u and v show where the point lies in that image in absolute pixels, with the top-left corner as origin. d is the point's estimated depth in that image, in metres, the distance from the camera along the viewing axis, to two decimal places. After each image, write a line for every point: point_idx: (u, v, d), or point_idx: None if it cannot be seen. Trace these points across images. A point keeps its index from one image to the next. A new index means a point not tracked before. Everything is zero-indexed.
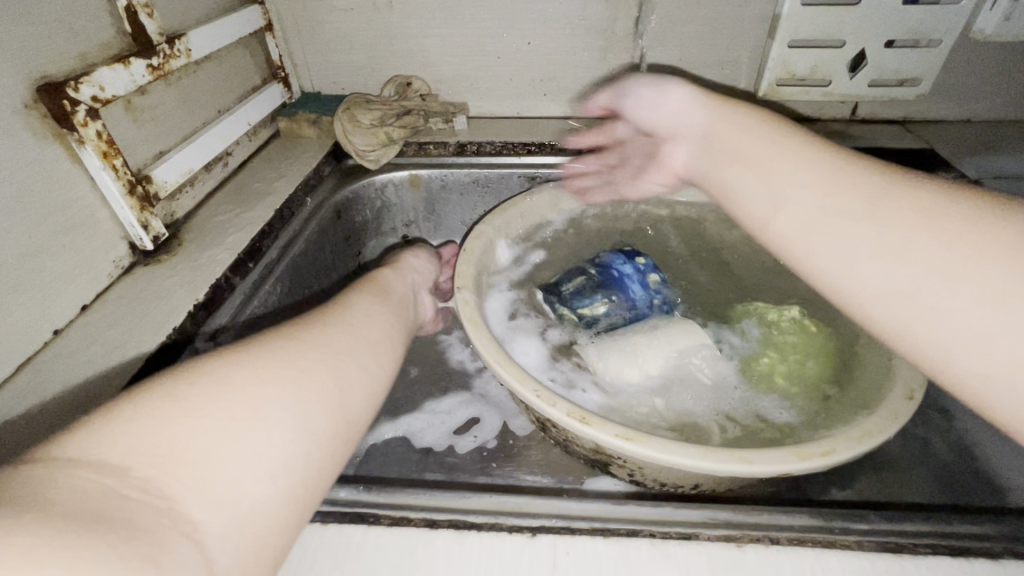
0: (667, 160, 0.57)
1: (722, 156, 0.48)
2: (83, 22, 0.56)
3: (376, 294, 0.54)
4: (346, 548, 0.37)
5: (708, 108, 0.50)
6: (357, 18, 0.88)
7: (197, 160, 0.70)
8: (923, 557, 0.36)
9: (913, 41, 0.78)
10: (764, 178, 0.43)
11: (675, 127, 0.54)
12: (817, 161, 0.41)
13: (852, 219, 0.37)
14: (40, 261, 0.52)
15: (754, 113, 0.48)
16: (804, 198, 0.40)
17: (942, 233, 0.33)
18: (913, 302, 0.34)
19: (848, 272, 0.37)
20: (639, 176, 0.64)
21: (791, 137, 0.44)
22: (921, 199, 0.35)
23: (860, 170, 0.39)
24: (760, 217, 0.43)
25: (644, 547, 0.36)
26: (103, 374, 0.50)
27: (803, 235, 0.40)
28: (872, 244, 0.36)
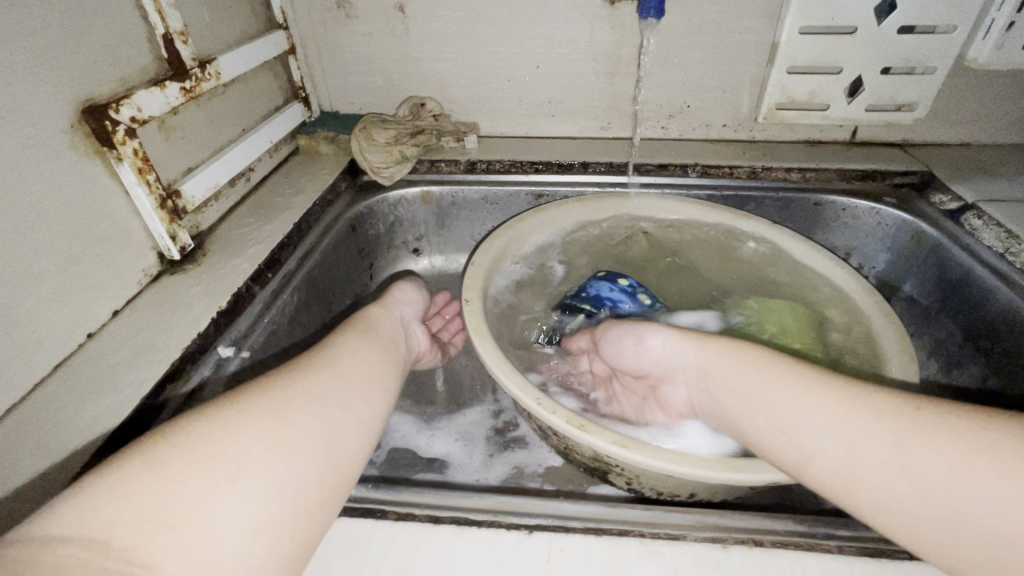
0: (666, 400, 0.53)
1: (734, 409, 0.46)
2: (125, 50, 0.61)
3: (367, 334, 0.57)
4: (358, 540, 0.40)
5: (694, 345, 0.50)
6: (374, 42, 0.93)
7: (222, 175, 0.75)
8: (901, 561, 0.37)
9: (909, 68, 0.81)
10: (782, 427, 0.42)
11: (667, 371, 0.52)
12: (831, 401, 0.41)
13: (892, 462, 0.37)
14: (78, 267, 0.56)
15: (739, 354, 0.47)
16: (831, 445, 0.39)
17: (968, 461, 0.35)
18: (963, 536, 0.34)
19: (917, 520, 0.35)
20: (637, 411, 0.57)
21: (790, 373, 0.44)
22: (926, 431, 0.37)
23: (842, 408, 0.40)
24: (791, 460, 0.41)
25: (634, 546, 0.38)
26: (132, 374, 0.54)
27: (847, 482, 0.38)
28: (948, 483, 0.35)
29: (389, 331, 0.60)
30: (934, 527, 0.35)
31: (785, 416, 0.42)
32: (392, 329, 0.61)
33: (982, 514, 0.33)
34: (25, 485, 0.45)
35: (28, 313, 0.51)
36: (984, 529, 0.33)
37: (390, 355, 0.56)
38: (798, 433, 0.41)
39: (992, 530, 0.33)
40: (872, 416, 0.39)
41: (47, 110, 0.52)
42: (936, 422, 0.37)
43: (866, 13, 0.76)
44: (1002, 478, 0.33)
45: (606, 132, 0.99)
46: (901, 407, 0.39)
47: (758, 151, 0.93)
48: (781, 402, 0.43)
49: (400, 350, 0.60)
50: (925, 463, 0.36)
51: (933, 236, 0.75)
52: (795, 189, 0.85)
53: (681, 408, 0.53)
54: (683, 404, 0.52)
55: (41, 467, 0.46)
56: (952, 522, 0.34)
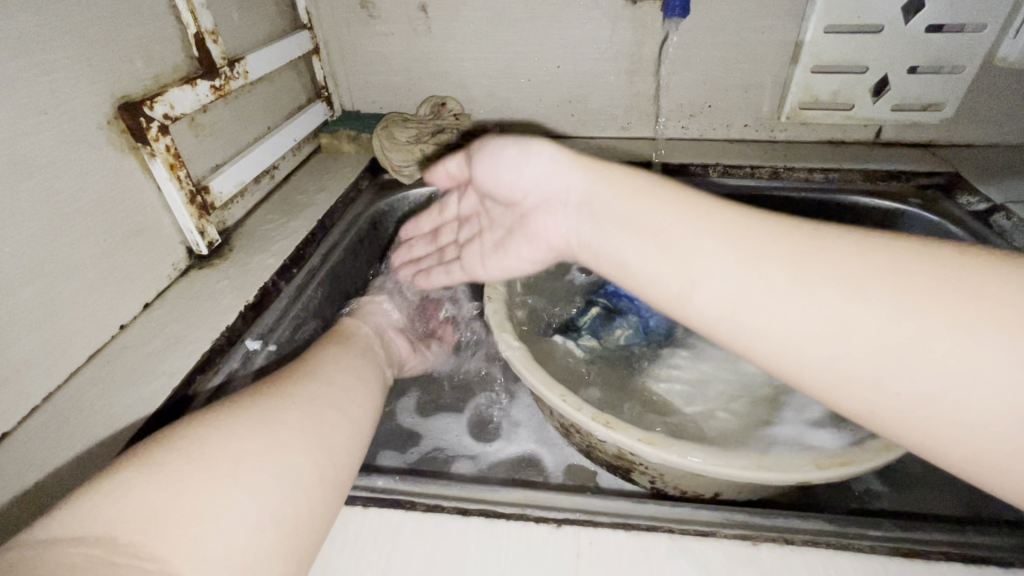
0: (540, 232, 0.45)
1: (607, 224, 0.39)
2: (158, 49, 0.62)
3: (352, 343, 0.56)
4: (388, 530, 0.40)
5: (581, 167, 0.41)
6: (397, 42, 0.94)
7: (248, 172, 0.76)
8: (936, 562, 0.37)
9: (936, 67, 0.80)
10: (669, 253, 0.36)
11: (545, 195, 0.43)
12: (724, 226, 0.35)
13: (795, 291, 0.31)
14: (113, 260, 0.58)
15: (634, 173, 0.40)
16: (721, 268, 0.34)
17: (877, 274, 0.30)
18: (861, 358, 0.29)
19: (814, 345, 0.31)
20: (495, 254, 0.52)
21: (683, 198, 0.37)
22: (831, 246, 0.32)
23: (736, 229, 0.35)
24: (675, 292, 0.36)
25: (663, 541, 0.38)
26: (164, 365, 0.55)
27: (734, 308, 0.33)
28: (854, 302, 0.30)
29: (371, 340, 0.60)
30: (832, 349, 0.30)
31: (675, 245, 0.36)
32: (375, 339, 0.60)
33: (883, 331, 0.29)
34: (60, 468, 0.46)
35: (66, 303, 0.53)
36: (916, 359, 0.28)
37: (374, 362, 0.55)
38: (688, 258, 0.35)
39: (897, 349, 0.28)
40: (770, 236, 0.34)
41: (86, 106, 0.53)
42: (843, 239, 0.32)
43: (892, 11, 0.75)
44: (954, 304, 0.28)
45: (626, 132, 0.98)
46: (806, 227, 0.34)
47: (780, 151, 0.92)
48: (669, 230, 0.36)
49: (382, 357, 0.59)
50: (827, 279, 0.31)
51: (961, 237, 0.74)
52: (819, 189, 0.84)
53: (552, 242, 0.45)
54: (559, 240, 0.44)
55: (78, 452, 0.47)
56: (883, 375, 0.29)
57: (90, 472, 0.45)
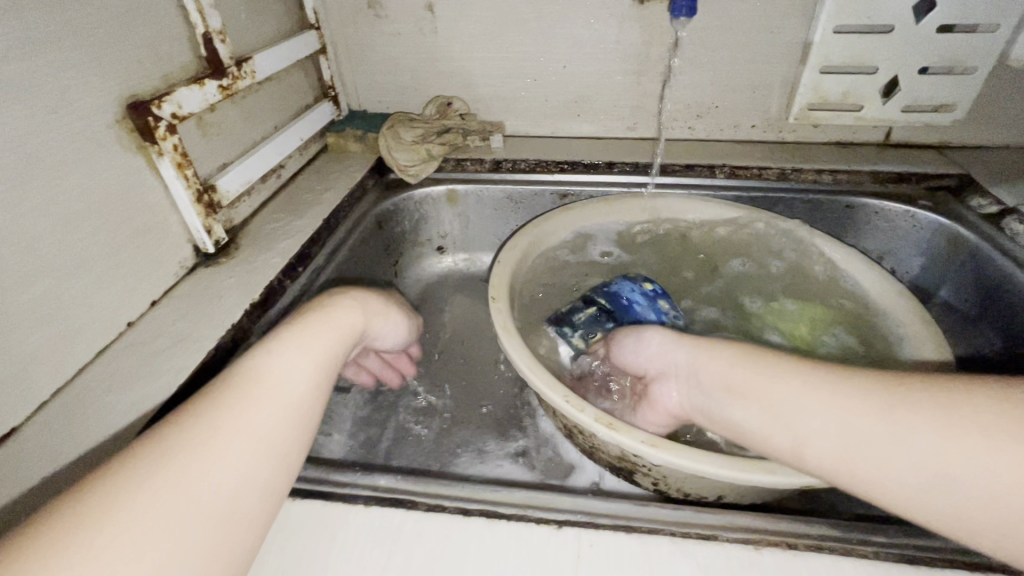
0: (654, 399, 0.49)
1: (720, 397, 0.42)
2: (167, 48, 0.63)
3: (309, 332, 0.45)
4: (389, 528, 0.40)
5: (687, 344, 0.47)
6: (404, 42, 0.94)
7: (255, 171, 0.76)
8: (942, 569, 0.36)
9: (947, 68, 0.79)
10: (775, 413, 0.38)
11: (659, 368, 0.48)
12: (829, 388, 0.37)
13: (921, 455, 0.32)
14: (120, 257, 0.58)
15: (736, 346, 0.44)
16: (827, 426, 0.36)
17: (981, 429, 0.31)
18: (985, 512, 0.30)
19: (929, 497, 0.32)
20: (632, 413, 0.53)
21: (786, 368, 0.40)
22: (923, 400, 0.33)
23: (831, 385, 0.37)
24: (789, 450, 0.38)
25: (665, 544, 0.38)
26: (170, 362, 0.55)
27: (848, 463, 0.34)
28: (968, 459, 0.30)
29: (342, 324, 0.48)
30: (986, 516, 0.30)
31: (783, 407, 0.38)
32: (343, 320, 0.48)
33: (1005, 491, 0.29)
34: (65, 463, 0.46)
35: (75, 300, 0.53)
36: None
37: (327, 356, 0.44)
38: (793, 417, 0.37)
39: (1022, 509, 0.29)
40: (880, 395, 0.35)
41: (96, 104, 0.54)
42: (936, 394, 0.33)
43: (902, 11, 0.74)
44: None
45: (633, 133, 0.98)
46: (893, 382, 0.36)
47: (787, 152, 0.91)
48: (779, 394, 0.39)
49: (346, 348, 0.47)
50: (933, 443, 0.32)
51: (972, 239, 0.73)
52: (827, 190, 0.83)
53: (669, 409, 0.48)
54: (674, 406, 0.47)
55: (83, 449, 0.47)
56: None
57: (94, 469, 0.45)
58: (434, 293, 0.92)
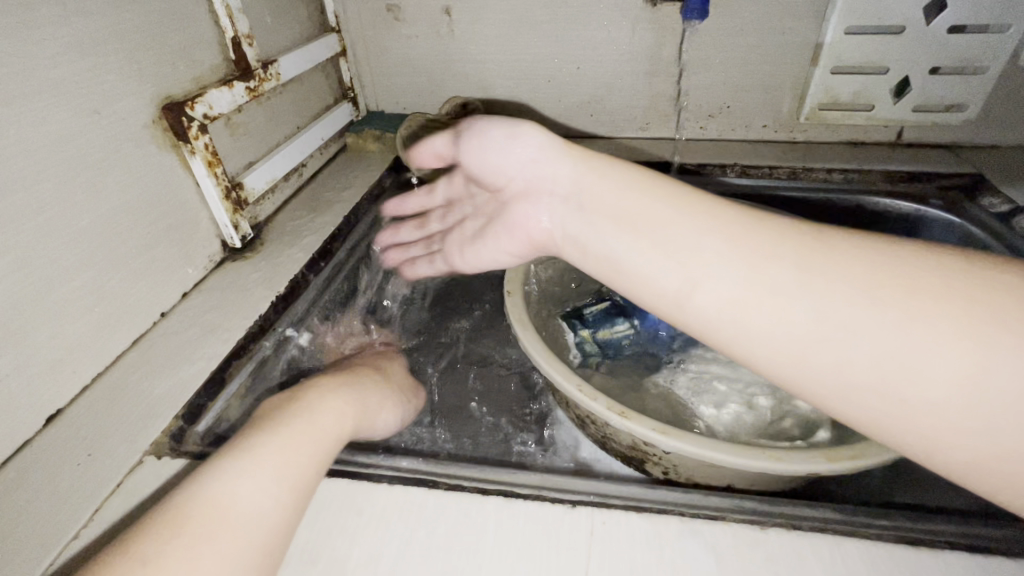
0: (519, 223, 0.47)
1: (605, 223, 0.41)
2: (199, 52, 0.66)
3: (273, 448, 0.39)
4: (411, 506, 0.42)
5: (573, 159, 0.44)
6: (421, 44, 0.97)
7: (278, 170, 0.79)
8: (941, 551, 0.38)
9: (958, 68, 0.80)
10: (671, 254, 0.38)
11: (530, 184, 0.45)
12: (732, 234, 0.37)
13: (814, 313, 0.33)
14: (154, 251, 0.61)
15: (629, 173, 0.43)
16: (721, 270, 0.36)
17: (871, 279, 0.33)
18: (851, 363, 0.32)
19: (807, 347, 0.33)
20: (474, 245, 0.52)
21: (693, 209, 0.39)
22: (824, 251, 0.35)
23: (737, 232, 0.37)
24: (673, 295, 0.38)
25: (674, 524, 0.40)
26: (201, 351, 0.58)
27: (731, 309, 0.35)
28: (849, 309, 0.32)
29: (311, 436, 0.42)
30: (851, 372, 0.32)
31: (682, 249, 0.38)
32: (315, 430, 0.42)
33: (872, 339, 0.31)
34: (107, 442, 0.49)
35: (114, 290, 0.56)
36: (915, 377, 0.30)
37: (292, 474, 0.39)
38: (688, 258, 0.37)
39: (898, 359, 0.31)
40: (781, 240, 0.36)
41: (134, 106, 0.57)
42: (845, 242, 0.35)
43: (912, 12, 0.75)
44: (973, 328, 0.29)
45: (645, 132, 1.00)
46: (799, 232, 0.37)
47: (799, 151, 0.92)
48: (679, 236, 0.38)
49: (320, 461, 0.41)
50: (829, 289, 0.33)
51: (982, 238, 0.74)
52: (838, 189, 0.84)
53: (534, 236, 0.46)
54: (544, 231, 0.45)
55: (123, 429, 0.50)
56: (891, 393, 0.31)
57: (133, 450, 0.48)
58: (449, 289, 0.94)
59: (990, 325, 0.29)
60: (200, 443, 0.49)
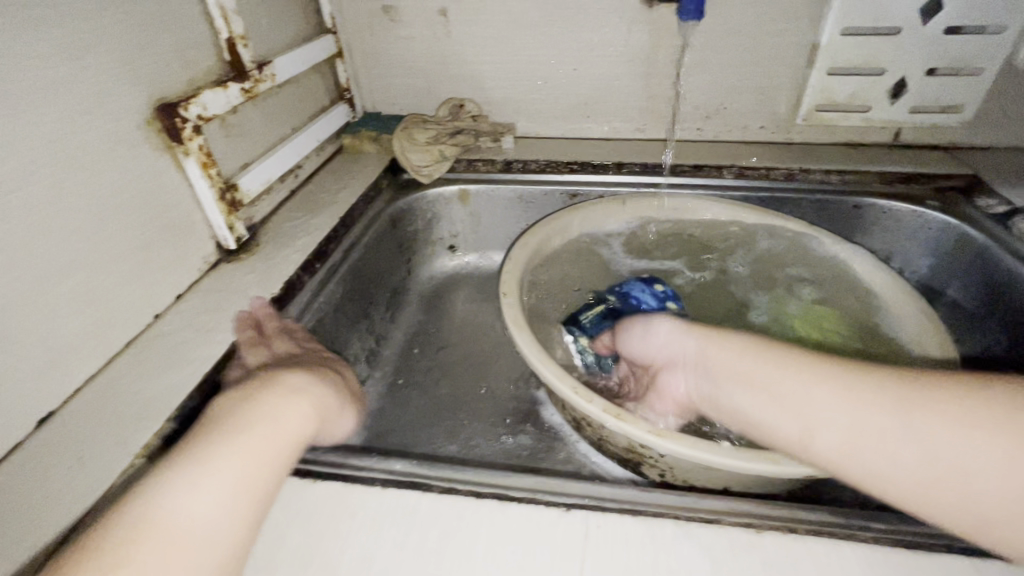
0: (663, 390, 0.53)
1: (728, 382, 0.46)
2: (194, 53, 0.65)
3: (227, 457, 0.38)
4: (405, 509, 0.42)
5: (695, 334, 0.51)
6: (418, 45, 0.96)
7: (274, 171, 0.79)
8: (940, 554, 0.38)
9: (955, 69, 0.80)
10: (789, 406, 0.42)
11: (670, 359, 0.52)
12: (836, 383, 0.41)
13: (919, 452, 0.36)
14: (147, 252, 0.61)
15: (745, 338, 0.48)
16: (834, 419, 0.39)
17: (970, 420, 0.35)
18: (978, 492, 0.34)
19: (927, 487, 0.35)
20: (652, 413, 0.57)
21: (799, 363, 0.43)
22: (922, 393, 0.38)
23: (840, 381, 0.41)
24: (796, 438, 0.41)
25: (669, 527, 0.40)
26: (195, 353, 0.58)
27: (850, 455, 0.38)
28: (954, 446, 0.35)
29: (273, 437, 0.41)
30: (971, 501, 0.34)
31: (793, 399, 0.42)
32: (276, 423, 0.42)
33: (987, 478, 0.34)
34: (97, 446, 0.48)
35: (107, 292, 0.56)
36: None
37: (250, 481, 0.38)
38: (803, 410, 0.41)
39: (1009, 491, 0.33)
40: (875, 383, 0.40)
41: (126, 106, 0.57)
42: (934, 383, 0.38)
43: (909, 14, 0.75)
44: None
45: (642, 134, 0.99)
46: (892, 377, 0.40)
47: (796, 154, 0.92)
48: (786, 387, 0.42)
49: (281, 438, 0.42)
50: (929, 429, 0.36)
51: (979, 239, 0.73)
52: (835, 190, 0.84)
53: (680, 399, 0.52)
54: (683, 396, 0.51)
55: (114, 432, 0.50)
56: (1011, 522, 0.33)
57: (124, 453, 0.47)
58: (445, 291, 0.94)
59: None
60: None
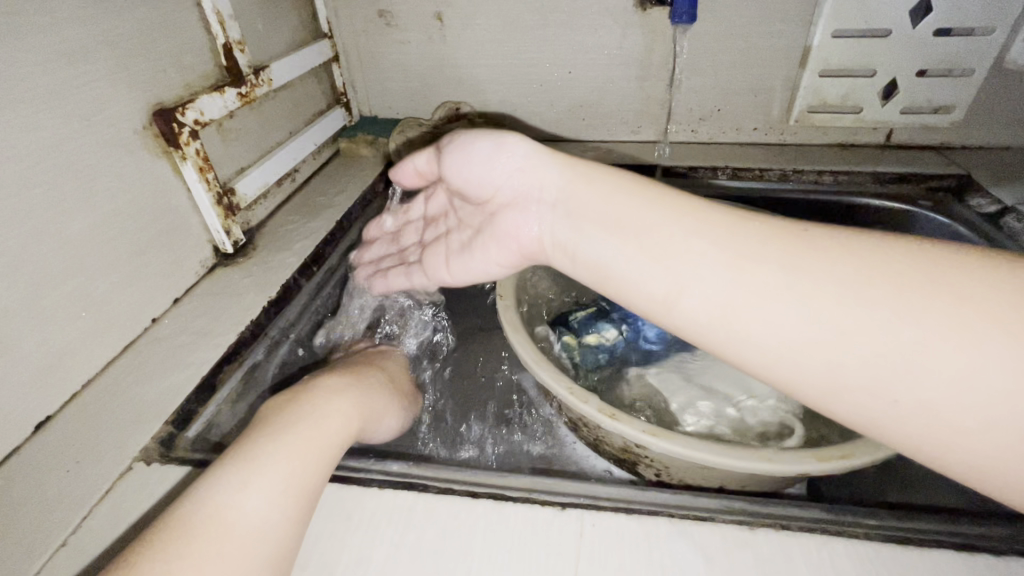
0: (508, 231, 0.46)
1: (589, 226, 0.42)
2: (191, 59, 0.66)
3: (280, 454, 0.39)
4: (401, 510, 0.42)
5: (558, 164, 0.44)
6: (414, 50, 0.97)
7: (270, 175, 0.79)
8: (928, 549, 0.38)
9: (946, 70, 0.81)
10: (659, 258, 0.38)
11: (519, 190, 0.45)
12: (715, 237, 0.37)
13: (808, 312, 0.32)
14: (145, 257, 0.61)
15: (606, 172, 0.44)
16: (706, 272, 0.36)
17: (857, 273, 0.32)
18: (857, 358, 0.31)
19: (805, 351, 0.32)
20: (460, 254, 0.52)
21: (668, 208, 0.39)
22: (812, 248, 0.34)
23: (727, 234, 0.37)
24: (662, 298, 0.38)
25: (663, 525, 0.40)
26: (192, 356, 0.58)
27: (728, 316, 0.35)
28: (842, 309, 0.31)
29: (319, 439, 0.42)
30: (853, 370, 0.31)
31: (665, 252, 0.38)
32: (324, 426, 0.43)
33: (868, 338, 0.31)
34: (95, 449, 0.49)
35: (105, 296, 0.56)
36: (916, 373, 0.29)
37: (302, 481, 0.39)
38: (677, 265, 0.37)
39: (894, 356, 0.30)
40: (759, 237, 0.36)
41: (123, 111, 0.57)
42: (831, 242, 0.34)
43: (899, 16, 0.76)
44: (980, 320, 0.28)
45: (637, 135, 1.00)
46: (783, 233, 0.36)
47: (789, 155, 0.93)
48: (659, 238, 0.38)
49: (330, 434, 0.43)
50: (815, 287, 0.33)
51: (970, 238, 0.74)
52: (828, 191, 0.84)
53: (525, 245, 0.46)
54: (532, 241, 0.46)
55: (111, 435, 0.50)
56: (888, 393, 0.30)
57: (122, 456, 0.48)
58: None
59: (983, 314, 0.28)
60: (189, 449, 0.48)
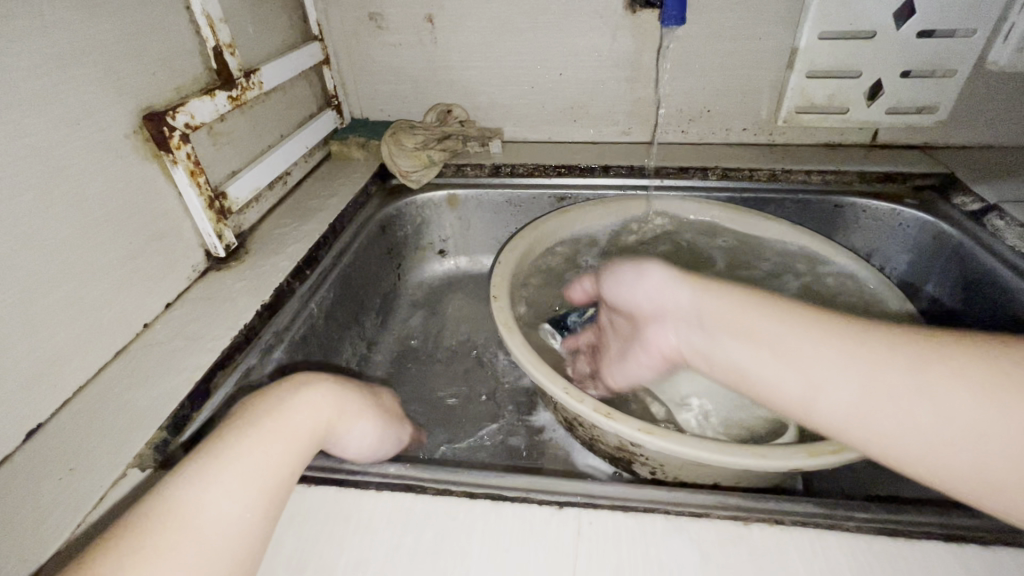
0: (647, 342, 0.51)
1: (722, 334, 0.44)
2: (180, 63, 0.65)
3: (250, 450, 0.39)
4: (399, 512, 0.42)
5: (693, 287, 0.48)
6: (404, 52, 0.97)
7: (262, 178, 0.79)
8: (919, 540, 0.39)
9: (929, 71, 0.82)
10: (794, 364, 0.40)
11: (658, 308, 0.50)
12: (843, 342, 0.39)
13: (945, 414, 0.34)
14: (136, 262, 0.60)
15: (736, 288, 0.47)
16: (842, 373, 0.38)
17: (995, 375, 0.33)
18: (996, 457, 0.32)
19: (938, 448, 0.34)
20: (620, 361, 0.55)
21: (802, 318, 0.42)
22: (940, 349, 0.36)
23: (851, 336, 0.39)
24: (798, 399, 0.39)
25: (659, 521, 0.41)
26: (185, 361, 0.57)
27: (862, 415, 0.36)
28: (979, 410, 0.33)
29: (290, 438, 0.42)
30: (999, 471, 0.32)
31: (794, 355, 0.40)
32: (296, 424, 0.43)
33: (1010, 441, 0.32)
34: (87, 457, 0.48)
35: (95, 302, 0.56)
36: None
37: (269, 483, 0.39)
38: (805, 366, 0.39)
39: None
40: (887, 338, 0.38)
41: (112, 115, 0.56)
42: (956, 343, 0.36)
43: (883, 18, 0.77)
44: None
45: (627, 137, 1.01)
46: (909, 335, 0.38)
47: (777, 155, 0.94)
48: (789, 343, 0.40)
49: (301, 431, 0.43)
50: (951, 392, 0.34)
51: (954, 236, 0.75)
52: (815, 191, 0.86)
53: (665, 353, 0.50)
54: (669, 348, 0.49)
55: (103, 442, 0.49)
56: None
57: (116, 463, 0.47)
58: (436, 295, 0.94)
59: None
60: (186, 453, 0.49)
